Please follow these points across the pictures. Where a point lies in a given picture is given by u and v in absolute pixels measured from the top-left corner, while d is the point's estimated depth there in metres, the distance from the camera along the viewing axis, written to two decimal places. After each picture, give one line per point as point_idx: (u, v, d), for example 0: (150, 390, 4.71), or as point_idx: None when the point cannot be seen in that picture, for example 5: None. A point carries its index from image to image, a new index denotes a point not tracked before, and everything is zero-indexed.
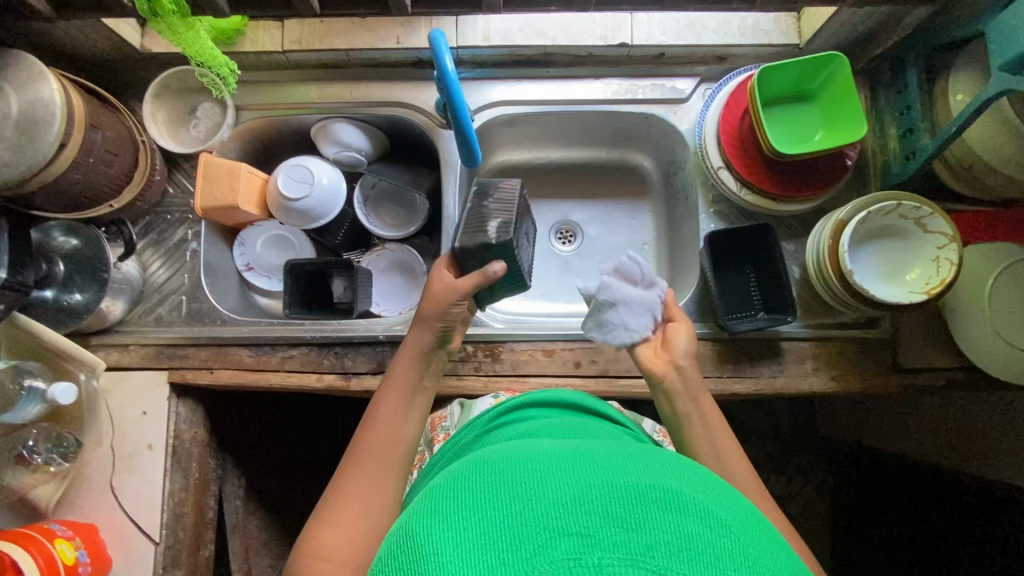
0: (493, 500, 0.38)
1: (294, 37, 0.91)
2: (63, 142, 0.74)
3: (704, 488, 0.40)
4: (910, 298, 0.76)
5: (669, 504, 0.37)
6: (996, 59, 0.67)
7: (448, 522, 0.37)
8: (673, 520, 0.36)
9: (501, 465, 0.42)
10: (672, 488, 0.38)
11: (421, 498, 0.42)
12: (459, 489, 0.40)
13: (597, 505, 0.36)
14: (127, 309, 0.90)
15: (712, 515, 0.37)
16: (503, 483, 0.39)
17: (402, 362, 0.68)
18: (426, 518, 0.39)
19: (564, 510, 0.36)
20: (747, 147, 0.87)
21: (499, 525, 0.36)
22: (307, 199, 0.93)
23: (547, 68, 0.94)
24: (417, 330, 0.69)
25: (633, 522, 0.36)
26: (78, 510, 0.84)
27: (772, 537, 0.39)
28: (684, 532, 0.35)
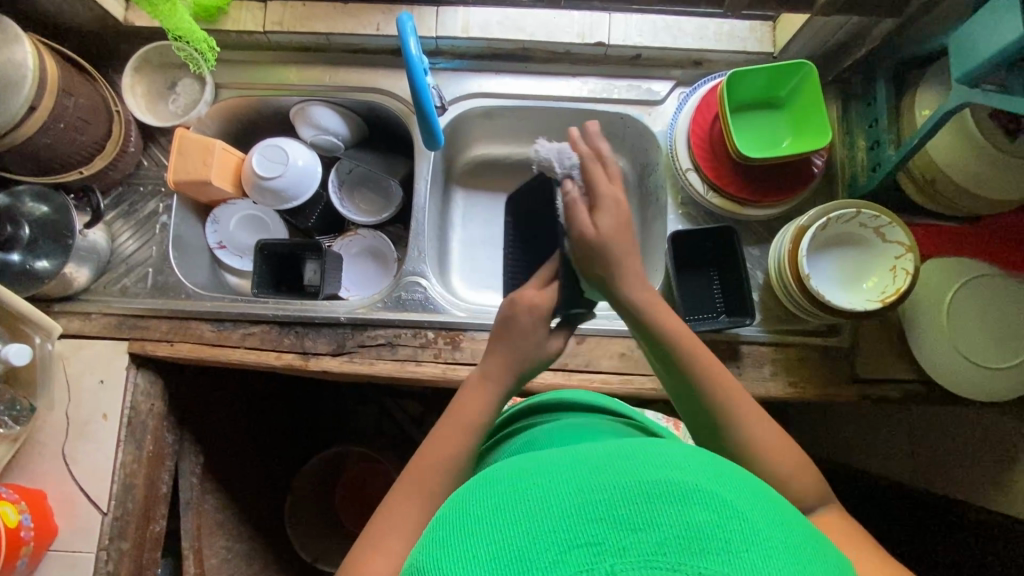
0: (502, 524, 0.38)
1: (275, 19, 0.92)
2: (33, 105, 0.75)
3: (704, 469, 0.40)
4: (865, 305, 0.76)
5: (675, 496, 0.37)
6: (955, 73, 0.68)
7: (462, 556, 0.38)
8: (681, 512, 0.36)
9: (506, 485, 0.42)
10: (674, 477, 0.38)
11: (432, 528, 0.43)
12: (469, 515, 0.41)
13: (602, 509, 0.37)
14: (92, 278, 0.90)
15: (712, 495, 0.38)
16: (510, 505, 0.40)
17: (479, 400, 0.63)
18: (438, 551, 0.39)
19: (570, 522, 0.37)
20: (716, 150, 0.88)
21: (511, 548, 0.37)
22: (280, 179, 0.94)
23: (525, 63, 0.96)
24: (501, 372, 0.64)
25: (638, 521, 0.36)
26: (29, 475, 0.84)
27: (779, 510, 0.40)
28: (691, 523, 0.35)
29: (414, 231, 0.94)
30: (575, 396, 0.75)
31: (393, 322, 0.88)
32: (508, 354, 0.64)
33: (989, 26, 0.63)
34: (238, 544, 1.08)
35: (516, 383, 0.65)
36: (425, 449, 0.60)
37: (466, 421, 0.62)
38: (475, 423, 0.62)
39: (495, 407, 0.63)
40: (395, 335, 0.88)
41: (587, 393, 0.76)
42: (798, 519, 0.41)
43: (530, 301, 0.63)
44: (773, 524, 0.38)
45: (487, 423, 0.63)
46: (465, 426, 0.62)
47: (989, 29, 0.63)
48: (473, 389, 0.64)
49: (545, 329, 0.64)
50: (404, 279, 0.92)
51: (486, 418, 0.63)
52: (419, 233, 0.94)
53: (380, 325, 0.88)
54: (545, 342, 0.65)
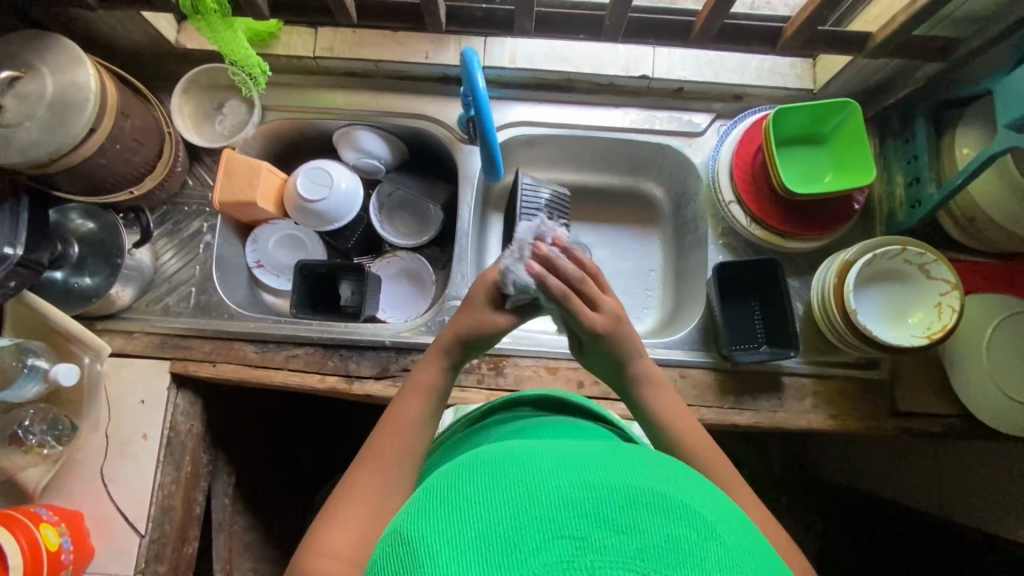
0: (488, 502, 0.38)
1: (325, 45, 0.94)
2: (93, 127, 0.75)
3: (690, 492, 0.40)
4: (912, 341, 0.77)
5: (660, 509, 0.37)
6: (1002, 118, 0.70)
7: (446, 525, 0.37)
8: (663, 524, 0.36)
9: (497, 468, 0.41)
10: (661, 491, 0.38)
11: (419, 499, 0.42)
12: (457, 491, 0.40)
13: (588, 507, 0.36)
14: (135, 296, 0.90)
15: (697, 515, 0.37)
16: (500, 487, 0.39)
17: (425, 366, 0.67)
18: (422, 521, 0.38)
19: (555, 513, 0.36)
20: (759, 183, 0.89)
21: (494, 527, 0.36)
22: (325, 202, 0.95)
23: (568, 94, 0.97)
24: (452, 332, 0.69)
25: (623, 525, 0.35)
26: (66, 495, 0.83)
27: (757, 545, 0.40)
28: (672, 536, 0.35)
29: (457, 255, 0.95)
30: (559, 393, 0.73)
31: None
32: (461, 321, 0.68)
33: None
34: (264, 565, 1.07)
35: (464, 353, 0.69)
36: None
37: (421, 387, 0.66)
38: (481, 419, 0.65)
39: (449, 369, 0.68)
40: None
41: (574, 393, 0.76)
42: (773, 558, 0.40)
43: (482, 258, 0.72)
44: (751, 556, 0.37)
45: (444, 386, 0.67)
46: (426, 387, 0.66)
47: None
48: (431, 355, 0.68)
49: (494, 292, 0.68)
50: (447, 303, 0.92)
51: (440, 378, 0.67)
52: (460, 257, 0.95)
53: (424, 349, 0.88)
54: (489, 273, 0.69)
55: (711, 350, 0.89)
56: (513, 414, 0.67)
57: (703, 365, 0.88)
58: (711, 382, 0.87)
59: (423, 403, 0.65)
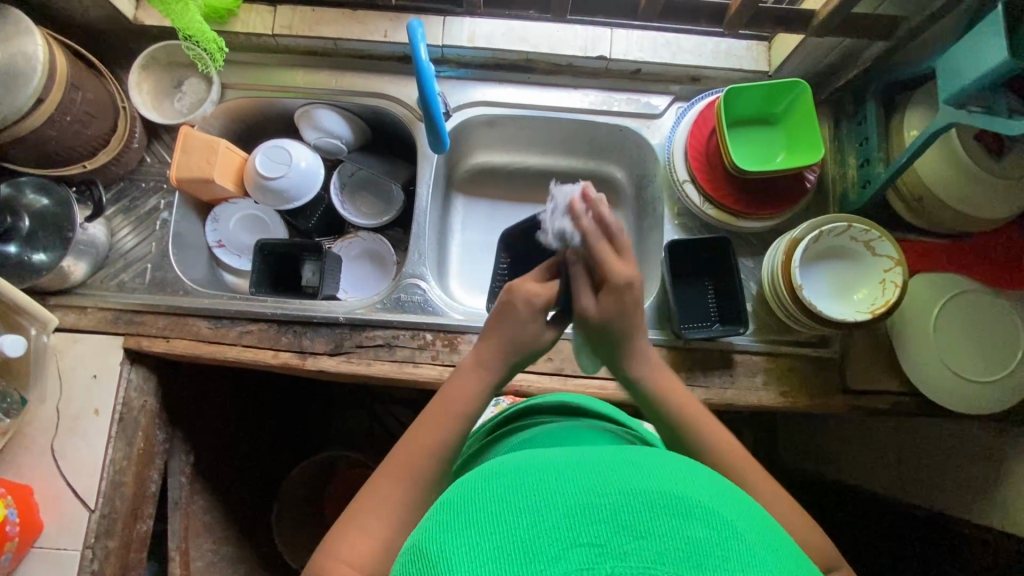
0: (506, 510, 0.37)
1: (284, 22, 0.94)
2: (41, 97, 0.75)
3: (708, 488, 0.40)
4: (855, 316, 0.78)
5: (677, 510, 0.37)
6: (942, 94, 0.71)
7: (463, 536, 0.37)
8: (681, 526, 0.36)
9: (512, 475, 0.41)
10: (678, 492, 0.38)
11: (434, 507, 0.41)
12: (468, 499, 0.39)
13: (606, 513, 0.37)
14: (89, 272, 0.90)
15: (715, 513, 0.37)
16: (516, 494, 0.38)
17: (463, 382, 0.64)
18: (437, 532, 0.38)
19: (572, 521, 0.36)
20: (713, 163, 0.90)
21: (514, 538, 0.36)
22: (283, 179, 0.95)
23: (527, 74, 0.98)
24: (489, 356, 0.65)
25: (641, 530, 0.36)
26: (16, 469, 0.83)
27: (777, 535, 0.40)
28: (693, 539, 0.36)
29: (415, 233, 0.95)
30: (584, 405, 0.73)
31: (391, 323, 0.89)
32: (500, 339, 0.65)
33: (974, 50, 0.66)
34: (223, 547, 1.07)
35: (504, 373, 0.67)
36: (422, 446, 0.60)
37: (453, 404, 0.63)
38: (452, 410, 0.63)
39: (483, 391, 0.65)
40: (393, 336, 0.88)
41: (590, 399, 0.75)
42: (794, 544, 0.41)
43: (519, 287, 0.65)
44: (768, 546, 0.38)
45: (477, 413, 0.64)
46: (452, 407, 0.63)
47: (974, 55, 0.66)
48: (465, 373, 0.65)
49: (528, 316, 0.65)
50: (404, 281, 0.93)
51: (474, 400, 0.64)
52: (419, 236, 0.96)
53: (378, 326, 0.89)
54: (529, 327, 0.65)
55: (665, 328, 0.90)
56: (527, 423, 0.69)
57: (655, 342, 0.88)
58: (664, 358, 0.88)
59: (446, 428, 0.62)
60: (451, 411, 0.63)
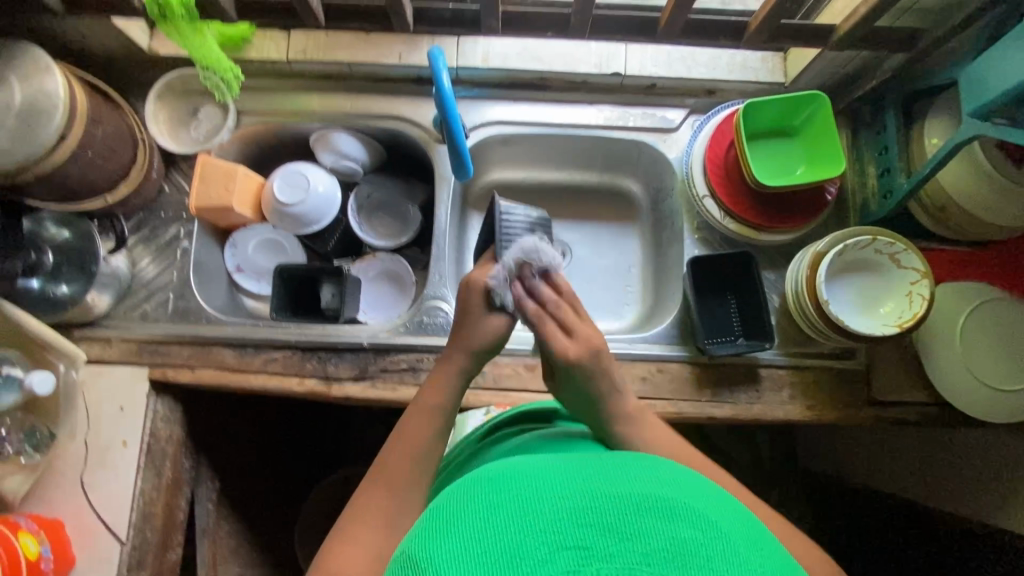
0: (495, 518, 0.39)
1: (298, 48, 0.94)
2: (63, 136, 0.75)
3: (690, 493, 0.42)
4: (883, 330, 0.78)
5: (661, 512, 0.38)
6: (967, 105, 0.71)
7: (453, 543, 0.38)
8: (665, 526, 0.37)
9: (500, 484, 0.42)
10: (662, 497, 0.40)
11: (425, 519, 0.42)
12: (459, 509, 0.41)
13: (593, 516, 0.38)
14: (112, 303, 0.90)
15: (698, 516, 0.39)
16: (504, 502, 0.40)
17: (434, 385, 0.66)
18: (430, 540, 0.39)
19: (559, 524, 0.37)
20: (732, 176, 0.90)
21: (504, 543, 0.37)
22: (301, 205, 0.95)
23: (542, 92, 0.98)
24: (454, 351, 0.67)
25: (627, 531, 0.37)
26: (46, 504, 0.83)
27: (760, 537, 0.41)
28: (677, 539, 0.37)
29: (435, 254, 0.95)
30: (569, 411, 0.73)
31: (415, 347, 0.89)
32: (459, 337, 0.67)
33: (1002, 63, 0.66)
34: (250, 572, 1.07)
35: (475, 367, 0.68)
36: None
37: (430, 409, 0.64)
38: (435, 406, 0.64)
39: (455, 387, 0.66)
40: (417, 359, 0.88)
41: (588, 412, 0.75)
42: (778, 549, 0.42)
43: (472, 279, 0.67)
44: (752, 549, 0.39)
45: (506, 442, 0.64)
46: None
47: (1001, 68, 0.66)
48: (433, 376, 0.67)
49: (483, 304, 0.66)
50: (425, 304, 0.93)
51: (448, 398, 0.65)
52: (439, 257, 0.95)
53: (402, 350, 0.89)
54: (491, 324, 0.66)
55: (688, 343, 0.89)
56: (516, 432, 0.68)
57: (680, 359, 0.88)
58: (689, 375, 0.88)
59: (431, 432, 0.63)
60: (428, 415, 0.64)
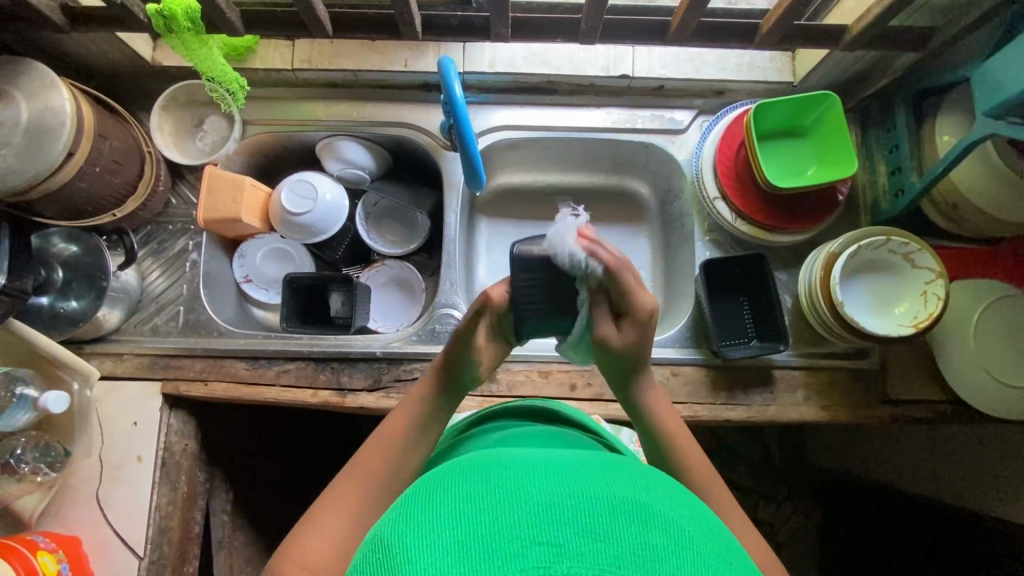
0: (468, 507, 0.36)
1: (303, 56, 0.93)
2: (71, 151, 0.75)
3: (672, 501, 0.39)
4: (899, 331, 0.78)
5: (638, 516, 0.35)
6: (981, 105, 0.70)
7: (423, 528, 0.35)
8: (640, 531, 0.34)
9: (478, 474, 0.39)
10: (642, 501, 0.37)
11: (399, 502, 0.40)
12: (433, 496, 0.38)
13: (568, 513, 0.35)
14: (123, 318, 0.90)
15: (678, 524, 0.36)
16: (480, 491, 0.37)
17: (416, 390, 0.66)
18: (400, 524, 0.36)
19: (532, 518, 0.35)
20: (743, 178, 0.89)
21: (473, 533, 0.34)
22: (310, 214, 0.94)
23: (550, 96, 0.97)
24: (438, 357, 0.67)
25: (600, 533, 0.34)
26: (62, 521, 0.83)
27: (736, 554, 0.38)
28: (652, 544, 0.34)
29: (446, 261, 0.95)
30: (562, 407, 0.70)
31: (427, 356, 0.88)
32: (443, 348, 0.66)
33: (1014, 63, 0.65)
34: None
35: (457, 375, 0.66)
36: None
37: (414, 410, 0.63)
38: (417, 408, 0.64)
39: (436, 392, 0.65)
40: None
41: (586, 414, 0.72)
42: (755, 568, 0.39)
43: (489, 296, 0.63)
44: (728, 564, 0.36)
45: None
46: None
47: (1016, 67, 0.65)
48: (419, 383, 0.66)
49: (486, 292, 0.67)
50: (437, 312, 0.92)
51: (428, 404, 0.64)
52: (449, 264, 0.95)
53: (415, 359, 0.88)
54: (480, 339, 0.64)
55: (702, 346, 0.89)
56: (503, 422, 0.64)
57: (694, 362, 0.88)
58: (703, 378, 0.88)
59: (415, 423, 0.62)
60: (407, 416, 0.63)
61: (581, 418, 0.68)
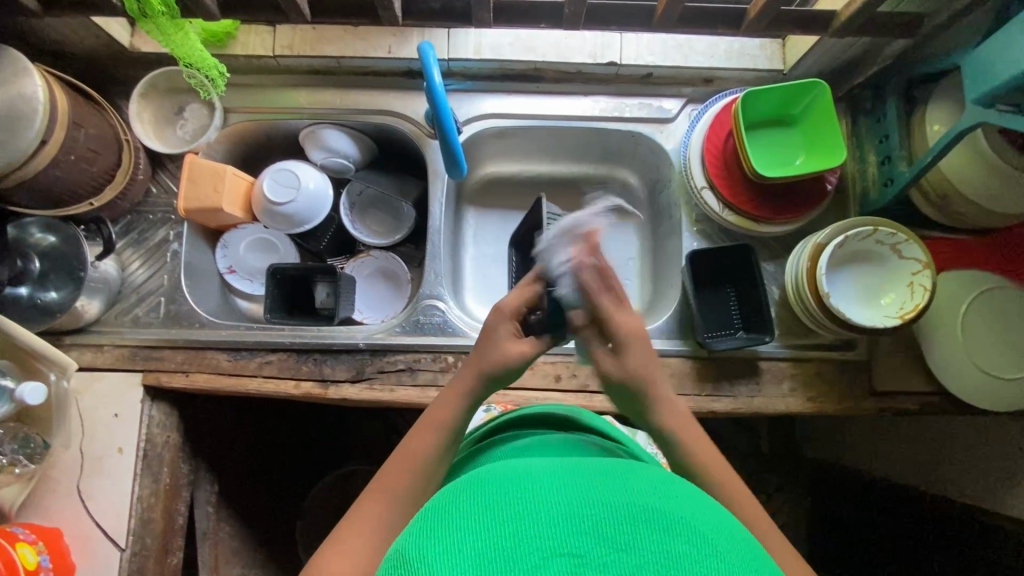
0: (488, 519, 0.36)
1: (284, 42, 0.91)
2: (44, 139, 0.74)
3: (693, 504, 0.38)
4: (884, 322, 0.77)
5: (660, 522, 0.35)
6: (971, 92, 0.69)
7: (440, 542, 0.34)
8: (662, 540, 0.34)
9: (495, 482, 0.39)
10: (663, 507, 0.36)
11: (418, 515, 0.39)
12: (453, 507, 0.38)
13: (589, 524, 0.35)
14: (103, 309, 0.89)
15: (699, 528, 0.36)
16: (498, 501, 0.37)
17: (445, 400, 0.64)
18: (417, 539, 0.36)
19: (553, 530, 0.34)
20: (731, 167, 0.88)
21: (493, 545, 0.34)
22: (293, 204, 0.93)
23: (536, 84, 0.96)
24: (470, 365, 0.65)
25: (622, 541, 0.34)
26: (44, 513, 0.82)
27: (762, 558, 0.38)
28: (673, 552, 0.34)
29: (430, 253, 0.93)
30: (582, 415, 0.70)
31: (411, 347, 0.88)
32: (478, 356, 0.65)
33: (1004, 49, 0.64)
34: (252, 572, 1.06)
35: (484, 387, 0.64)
36: None
37: (437, 422, 0.62)
38: (445, 420, 0.62)
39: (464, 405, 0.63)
40: (414, 360, 0.87)
41: (603, 420, 0.72)
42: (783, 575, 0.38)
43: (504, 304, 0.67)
44: (752, 569, 0.35)
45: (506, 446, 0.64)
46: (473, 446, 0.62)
47: (1006, 53, 0.64)
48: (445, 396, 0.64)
49: (511, 330, 0.66)
50: (421, 303, 0.91)
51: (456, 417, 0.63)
52: (434, 256, 0.94)
53: (398, 350, 0.88)
54: (510, 351, 0.65)
55: (688, 338, 0.89)
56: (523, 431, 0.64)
57: (679, 354, 0.87)
58: (689, 370, 0.87)
59: (438, 437, 0.61)
60: (435, 429, 0.62)
61: (598, 424, 0.68)
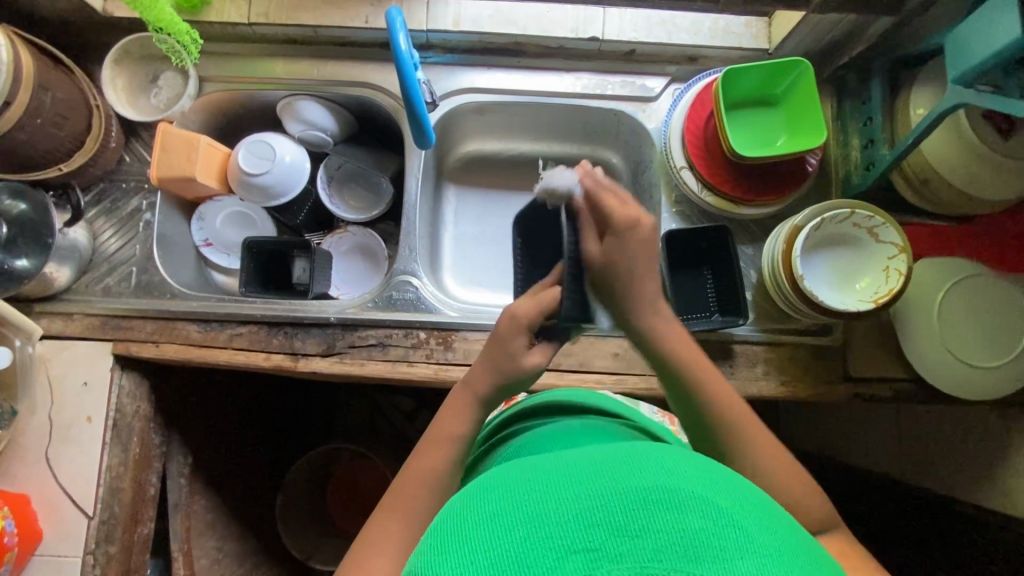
0: (498, 531, 0.36)
1: (260, 10, 0.90)
2: (7, 101, 0.73)
3: (701, 476, 0.38)
4: (858, 306, 0.76)
5: (668, 503, 0.35)
6: (951, 72, 0.67)
7: (454, 557, 0.35)
8: (674, 518, 0.34)
9: (503, 491, 0.39)
10: (669, 485, 0.36)
11: (428, 535, 0.39)
12: (465, 520, 0.38)
13: (599, 515, 0.35)
14: (73, 277, 0.88)
15: (707, 502, 0.36)
16: (507, 509, 0.37)
17: (450, 413, 0.62)
18: (432, 556, 0.36)
19: (565, 527, 0.35)
20: (711, 147, 0.87)
21: (508, 553, 0.34)
22: (269, 175, 0.91)
23: (517, 58, 0.94)
24: (481, 373, 0.62)
25: (634, 527, 0.34)
26: (12, 480, 0.83)
27: (781, 518, 0.39)
28: (687, 532, 0.34)
29: (405, 229, 0.92)
30: (584, 398, 0.71)
31: (383, 322, 0.87)
32: (490, 365, 0.62)
33: (983, 28, 0.63)
34: (228, 546, 1.06)
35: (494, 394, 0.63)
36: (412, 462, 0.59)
37: (447, 436, 0.61)
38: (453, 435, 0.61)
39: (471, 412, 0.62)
40: (385, 335, 0.87)
41: (594, 393, 0.73)
42: (804, 537, 0.39)
43: (514, 313, 0.62)
44: (769, 534, 0.36)
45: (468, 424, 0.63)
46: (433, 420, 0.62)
47: (986, 31, 0.62)
48: (452, 410, 0.63)
49: (524, 342, 0.62)
50: (395, 279, 0.91)
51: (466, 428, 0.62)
52: (409, 231, 0.93)
53: (369, 325, 0.87)
54: (529, 360, 0.62)
55: None
56: (527, 427, 0.65)
57: None
58: None
59: (451, 451, 0.60)
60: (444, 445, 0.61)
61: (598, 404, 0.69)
